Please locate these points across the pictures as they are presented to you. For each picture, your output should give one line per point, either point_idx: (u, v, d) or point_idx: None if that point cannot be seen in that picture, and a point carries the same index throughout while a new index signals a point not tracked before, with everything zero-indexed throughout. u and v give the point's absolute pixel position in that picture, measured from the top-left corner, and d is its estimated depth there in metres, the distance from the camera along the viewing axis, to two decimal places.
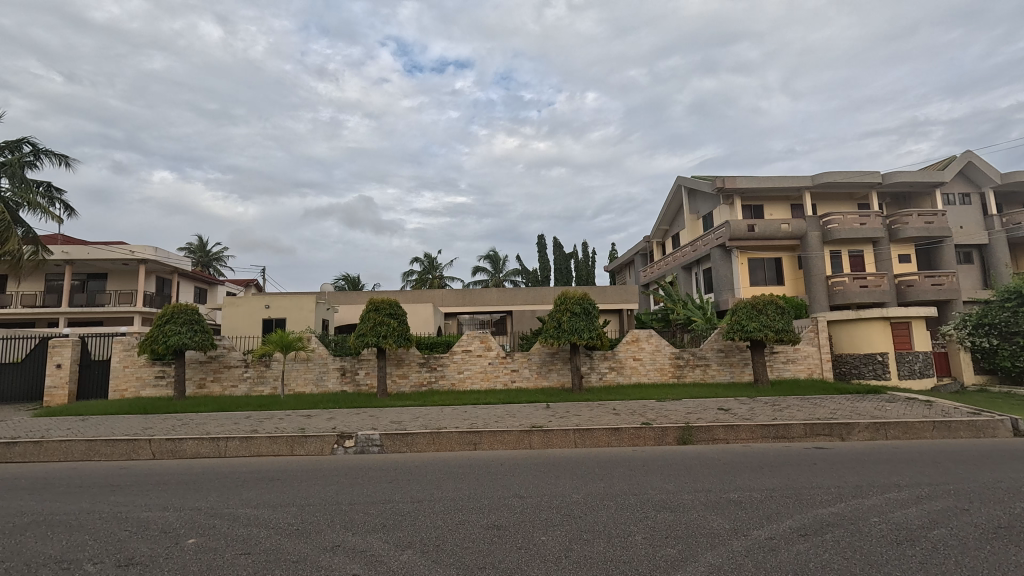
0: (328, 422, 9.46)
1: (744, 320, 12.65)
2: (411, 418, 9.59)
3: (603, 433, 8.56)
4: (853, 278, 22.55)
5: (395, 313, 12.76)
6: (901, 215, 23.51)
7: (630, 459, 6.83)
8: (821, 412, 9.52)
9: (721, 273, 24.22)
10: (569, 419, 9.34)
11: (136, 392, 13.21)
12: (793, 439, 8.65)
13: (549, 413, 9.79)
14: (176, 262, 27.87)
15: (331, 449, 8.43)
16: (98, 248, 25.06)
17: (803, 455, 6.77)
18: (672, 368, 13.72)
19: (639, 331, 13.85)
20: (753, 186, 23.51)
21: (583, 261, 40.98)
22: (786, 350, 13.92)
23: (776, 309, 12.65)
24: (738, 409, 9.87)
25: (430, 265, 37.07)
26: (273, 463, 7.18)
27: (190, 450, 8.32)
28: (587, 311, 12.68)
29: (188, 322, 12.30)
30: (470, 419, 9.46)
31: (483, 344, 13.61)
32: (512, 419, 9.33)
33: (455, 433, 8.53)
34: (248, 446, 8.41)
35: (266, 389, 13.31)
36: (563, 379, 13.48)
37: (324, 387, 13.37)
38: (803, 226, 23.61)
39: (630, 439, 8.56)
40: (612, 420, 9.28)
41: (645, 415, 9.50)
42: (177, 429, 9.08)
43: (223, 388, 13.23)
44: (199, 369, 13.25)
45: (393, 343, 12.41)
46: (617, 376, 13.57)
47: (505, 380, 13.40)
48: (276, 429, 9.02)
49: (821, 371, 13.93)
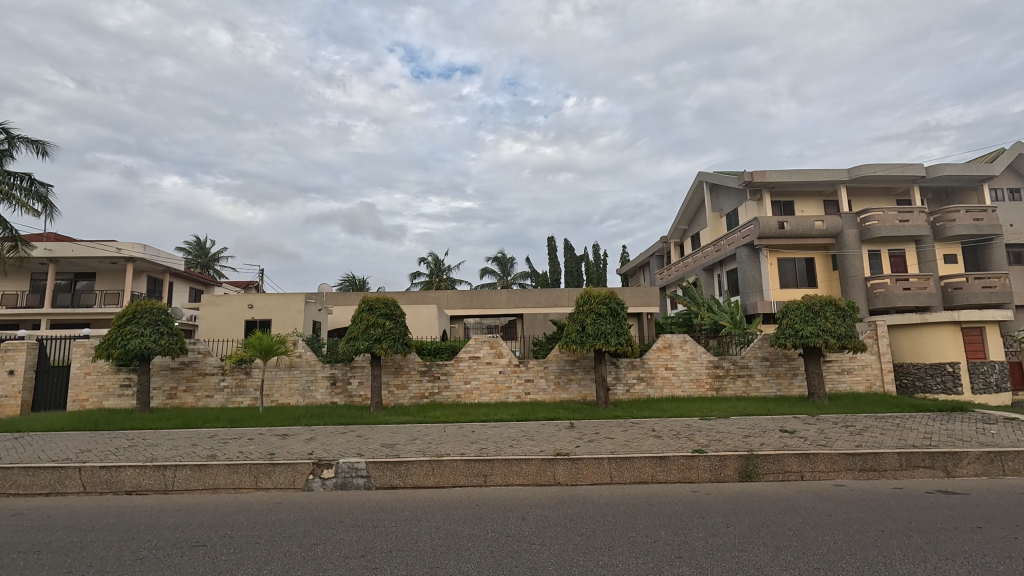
0: (306, 445, 7.75)
1: (797, 325, 10.81)
2: (406, 440, 7.86)
3: (646, 463, 6.88)
4: (896, 280, 20.67)
5: (392, 314, 11.03)
6: (946, 211, 21.59)
7: (700, 507, 5.06)
8: (913, 437, 7.69)
9: (748, 275, 22.43)
10: (602, 444, 7.56)
11: (98, 403, 11.53)
12: (887, 473, 6.91)
13: (577, 435, 8.03)
14: (168, 261, 26.43)
15: (305, 482, 6.76)
16: (83, 246, 23.53)
17: (931, 503, 4.99)
18: (709, 379, 11.93)
19: (671, 336, 12.09)
20: (785, 180, 21.68)
21: (595, 263, 39.21)
22: (841, 359, 12.09)
23: (836, 311, 10.80)
24: (806, 432, 8.08)
25: (436, 267, 35.44)
26: (228, 506, 5.50)
27: (129, 482, 6.64)
28: (614, 312, 10.89)
29: (152, 324, 10.62)
30: (478, 442, 7.71)
31: (492, 349, 11.86)
32: (531, 442, 7.59)
33: (459, 461, 6.85)
34: (203, 477, 6.75)
35: (245, 401, 11.64)
36: (585, 391, 11.71)
37: (311, 399, 11.68)
38: (838, 223, 21.75)
39: (678, 471, 6.86)
40: (653, 445, 7.53)
41: (694, 439, 7.71)
42: (119, 452, 7.41)
43: (196, 399, 11.59)
44: (170, 377, 11.64)
45: (389, 349, 10.72)
46: (647, 389, 11.81)
47: (518, 392, 11.68)
48: (240, 454, 7.34)
49: (882, 384, 12.08)
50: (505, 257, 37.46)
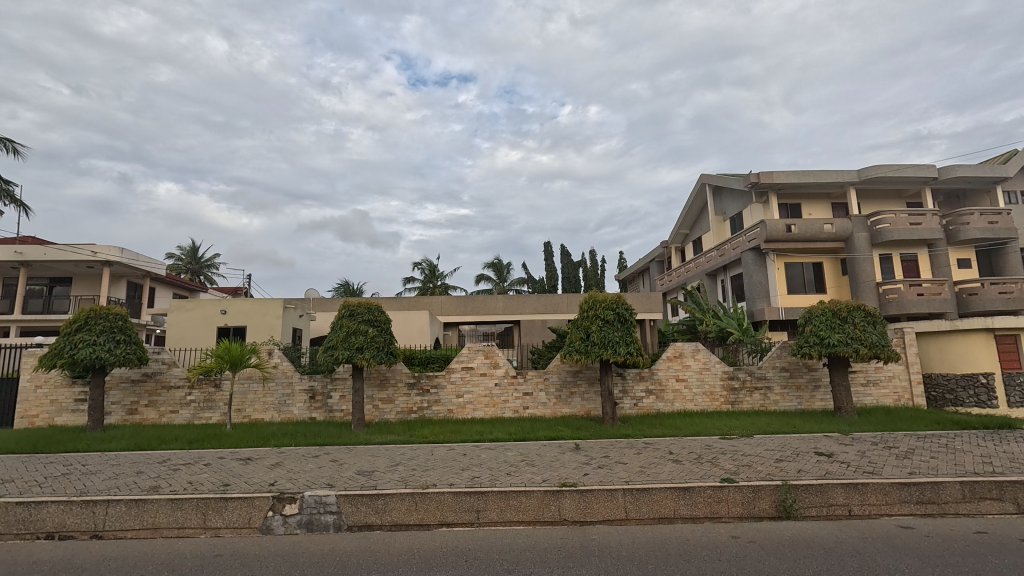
0: (271, 472, 6.67)
1: (824, 332, 9.81)
2: (387, 466, 6.79)
3: (666, 495, 5.88)
4: (909, 285, 19.82)
5: (375, 320, 9.97)
6: (960, 214, 20.78)
7: (750, 564, 3.97)
8: (971, 462, 6.69)
9: (754, 280, 21.49)
10: (614, 472, 6.49)
11: (49, 419, 10.37)
12: (947, 507, 5.92)
13: (583, 460, 6.99)
14: (148, 265, 25.26)
15: (263, 520, 5.69)
16: (57, 249, 22.34)
17: None
18: (723, 392, 10.92)
19: (682, 345, 11.08)
20: (793, 181, 20.76)
21: (593, 269, 38.29)
22: (866, 371, 11.13)
23: (865, 317, 9.84)
24: (845, 455, 7.08)
25: (430, 273, 34.38)
26: (157, 561, 4.40)
27: (51, 522, 5.55)
28: (622, 318, 9.88)
29: (106, 331, 9.49)
30: (470, 470, 6.61)
31: (488, 360, 10.82)
32: (532, 470, 6.52)
33: (447, 494, 5.80)
34: (141, 514, 5.67)
35: (213, 417, 10.54)
36: (589, 405, 10.67)
37: (287, 414, 10.58)
38: (848, 226, 20.86)
39: (705, 505, 5.87)
40: (672, 471, 6.52)
41: (719, 464, 6.71)
42: (46, 483, 6.28)
43: (160, 415, 10.49)
44: (131, 390, 10.53)
45: (371, 359, 9.63)
46: (657, 403, 10.80)
47: (515, 406, 10.63)
48: (191, 483, 6.26)
49: (910, 398, 11.10)
50: (501, 263, 36.49)
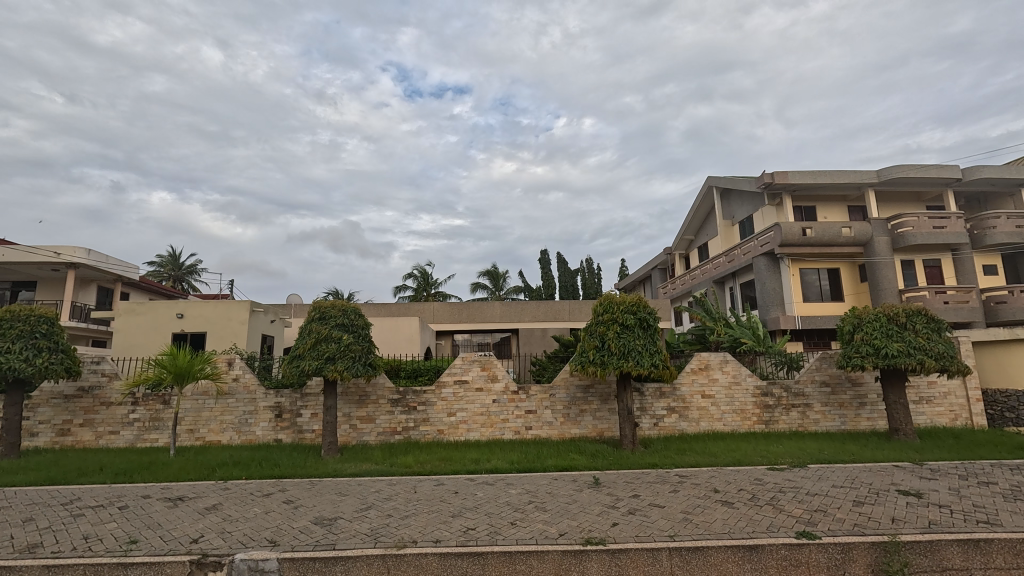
0: (199, 519, 5.08)
1: (879, 342, 8.36)
2: (355, 512, 5.21)
3: (726, 556, 4.36)
4: (934, 293, 18.51)
5: (351, 324, 8.44)
6: (984, 218, 19.58)
7: None
8: None
9: (768, 287, 20.12)
10: (652, 520, 4.95)
11: None
12: None
13: (608, 502, 5.45)
14: (118, 268, 23.57)
15: None
16: (16, 250, 20.64)
17: None
18: (755, 410, 9.44)
19: (709, 355, 9.61)
20: (809, 182, 19.49)
21: (593, 277, 36.90)
22: (918, 387, 9.70)
23: (927, 324, 8.43)
24: (938, 495, 5.60)
25: (423, 280, 32.82)
26: None
27: None
28: (643, 324, 8.40)
29: (24, 337, 7.90)
30: (463, 517, 5.07)
31: (485, 372, 9.29)
32: (544, 518, 4.98)
33: (430, 555, 4.24)
34: None
35: (160, 439, 8.92)
36: (602, 426, 9.16)
37: (249, 435, 8.99)
38: (868, 229, 19.55)
39: (777, 572, 4.35)
40: (727, 518, 5.01)
41: (785, 509, 5.21)
42: None
43: (97, 436, 8.86)
44: (63, 408, 8.91)
45: (345, 370, 8.07)
46: (680, 423, 9.32)
47: (515, 426, 9.09)
48: (83, 539, 4.63)
49: (969, 417, 9.66)
50: (496, 271, 35.04)
